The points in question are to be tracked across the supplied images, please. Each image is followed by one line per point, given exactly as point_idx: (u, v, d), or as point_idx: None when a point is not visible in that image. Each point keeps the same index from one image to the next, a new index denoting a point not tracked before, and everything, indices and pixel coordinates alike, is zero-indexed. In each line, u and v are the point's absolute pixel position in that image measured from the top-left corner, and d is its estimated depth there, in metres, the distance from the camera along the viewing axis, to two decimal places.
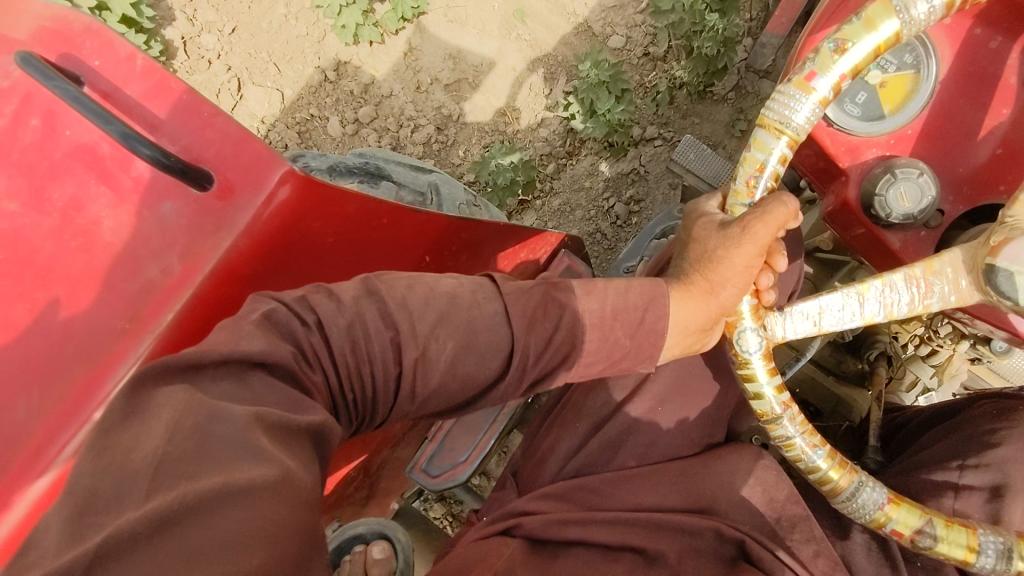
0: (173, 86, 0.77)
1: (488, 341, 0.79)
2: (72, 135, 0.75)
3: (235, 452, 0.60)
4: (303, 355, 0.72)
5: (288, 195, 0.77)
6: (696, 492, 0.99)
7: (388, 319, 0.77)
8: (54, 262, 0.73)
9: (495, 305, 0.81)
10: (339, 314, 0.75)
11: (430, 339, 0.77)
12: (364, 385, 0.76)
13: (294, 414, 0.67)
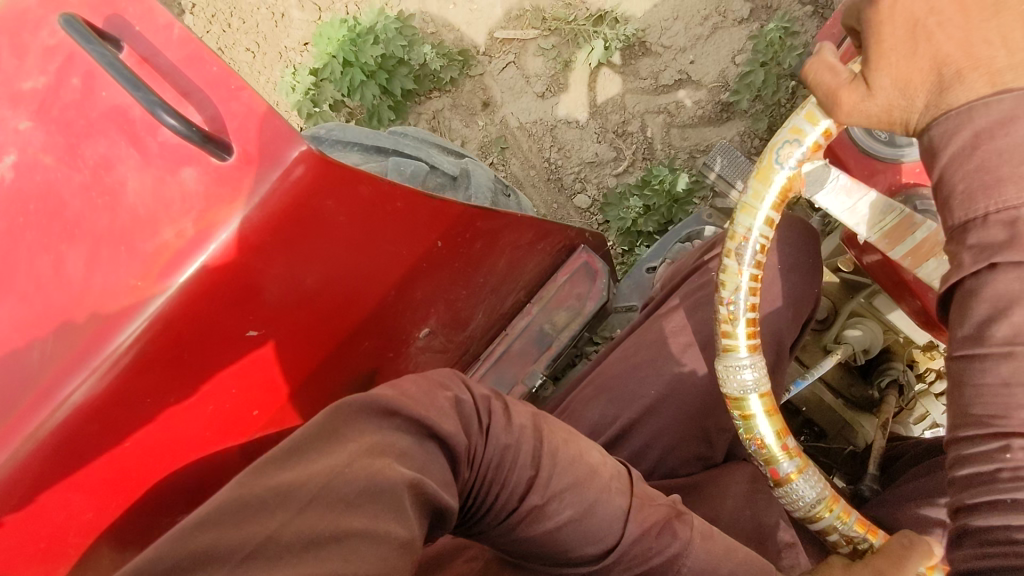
0: (207, 57, 0.78)
1: (599, 523, 0.75)
2: (109, 97, 0.78)
3: (389, 498, 0.62)
4: (469, 449, 0.73)
5: (303, 173, 0.80)
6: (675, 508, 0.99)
7: (536, 459, 0.75)
8: (81, 217, 0.78)
9: (621, 500, 0.77)
10: (505, 432, 0.76)
11: (554, 495, 0.74)
12: (487, 497, 0.74)
13: (443, 490, 0.68)
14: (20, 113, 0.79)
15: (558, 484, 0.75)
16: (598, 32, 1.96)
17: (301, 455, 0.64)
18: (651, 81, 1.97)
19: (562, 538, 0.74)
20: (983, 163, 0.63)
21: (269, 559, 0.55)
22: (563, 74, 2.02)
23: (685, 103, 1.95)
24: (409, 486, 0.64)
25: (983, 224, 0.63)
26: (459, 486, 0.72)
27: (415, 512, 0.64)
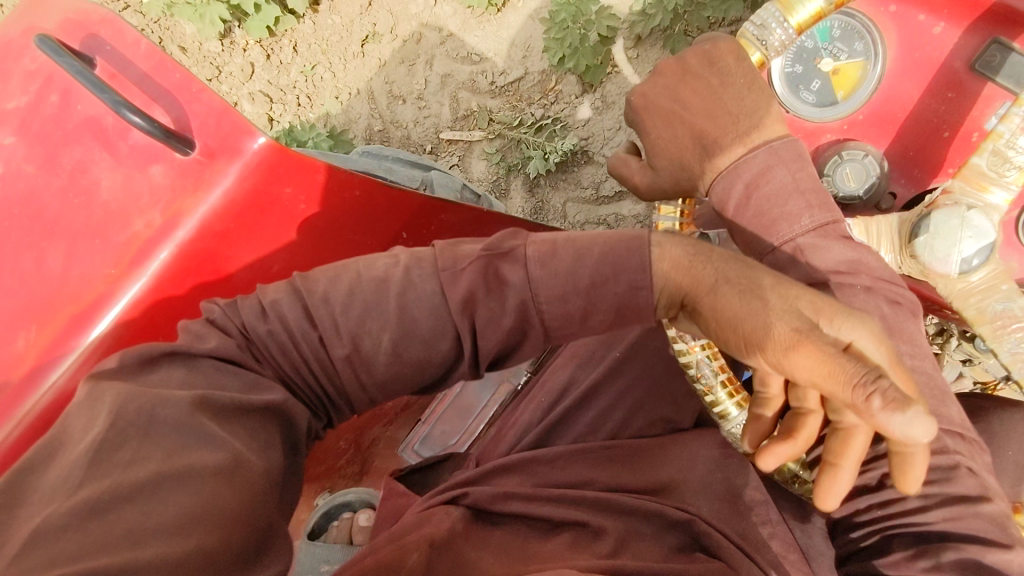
0: (172, 67, 0.86)
1: (428, 327, 0.69)
2: (84, 109, 0.85)
3: (170, 430, 0.60)
4: (250, 348, 0.70)
5: (259, 160, 0.87)
6: (653, 474, 0.87)
7: (310, 317, 0.69)
8: (59, 217, 0.84)
9: (431, 285, 0.70)
10: (261, 320, 0.70)
11: (359, 331, 0.69)
12: (315, 381, 0.71)
13: (246, 394, 0.66)
14: (4, 130, 0.84)
15: (354, 326, 0.69)
16: (538, 144, 1.67)
17: (83, 416, 0.60)
18: (592, 190, 1.66)
19: (409, 361, 0.70)
20: (758, 210, 0.75)
21: (44, 545, 0.51)
22: (505, 180, 1.71)
23: (626, 215, 1.63)
24: (194, 411, 0.61)
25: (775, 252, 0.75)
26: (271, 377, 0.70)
27: (230, 428, 0.63)
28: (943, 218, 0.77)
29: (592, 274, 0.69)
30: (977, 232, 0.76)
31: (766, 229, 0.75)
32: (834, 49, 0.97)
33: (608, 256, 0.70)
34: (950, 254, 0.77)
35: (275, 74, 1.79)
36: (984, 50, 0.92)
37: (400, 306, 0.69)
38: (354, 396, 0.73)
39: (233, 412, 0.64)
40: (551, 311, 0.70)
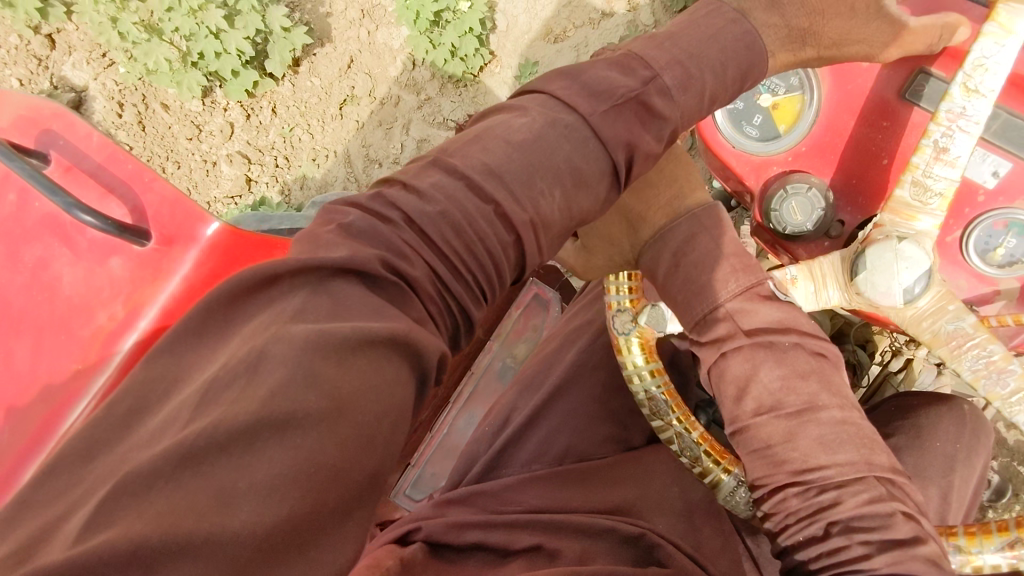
0: (124, 158, 0.88)
1: (591, 170, 0.71)
2: (42, 206, 0.87)
3: (283, 389, 0.49)
4: (396, 242, 0.62)
5: (216, 244, 0.89)
6: (605, 496, 0.91)
7: (479, 190, 0.66)
8: (25, 312, 0.86)
9: (582, 131, 0.71)
10: (426, 203, 0.65)
11: (539, 200, 0.69)
12: (484, 260, 0.66)
13: (368, 322, 0.55)
14: None
15: (526, 199, 0.68)
16: None
17: None
18: None
19: (578, 212, 0.72)
20: (688, 257, 0.85)
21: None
22: None
23: None
24: (309, 351, 0.51)
25: (707, 325, 0.82)
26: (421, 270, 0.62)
27: (342, 370, 0.51)
28: (879, 252, 0.80)
29: (713, 86, 0.80)
30: (911, 262, 0.79)
31: (698, 296, 0.83)
32: (771, 85, 1.01)
33: (730, 52, 0.83)
34: (891, 287, 0.80)
35: (255, 135, 1.88)
36: (912, 80, 0.95)
37: (565, 159, 0.70)
38: (512, 265, 0.70)
39: (359, 344, 0.53)
40: (685, 129, 0.80)
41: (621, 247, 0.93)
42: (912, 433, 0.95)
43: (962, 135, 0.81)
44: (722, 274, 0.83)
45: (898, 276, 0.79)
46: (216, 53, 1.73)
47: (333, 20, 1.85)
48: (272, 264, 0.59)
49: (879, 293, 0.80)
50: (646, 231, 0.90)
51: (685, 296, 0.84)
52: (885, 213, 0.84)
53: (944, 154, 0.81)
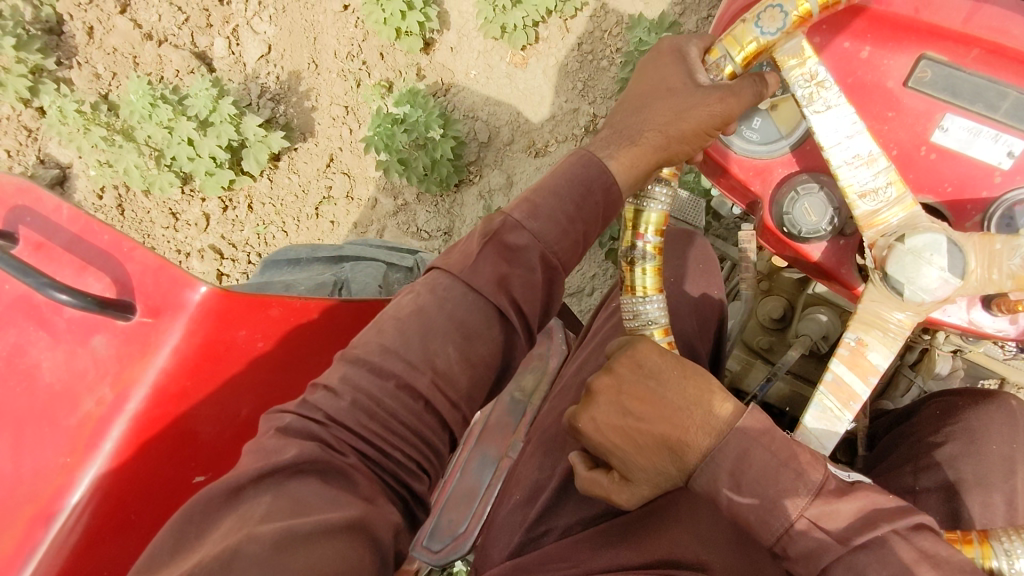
0: (97, 229, 0.81)
1: (480, 318, 0.73)
2: (12, 288, 0.80)
3: (254, 573, 0.53)
4: (331, 440, 0.64)
5: (202, 310, 0.83)
6: (653, 544, 0.83)
7: (382, 371, 0.68)
8: (2, 408, 0.78)
9: (461, 288, 0.73)
10: (338, 399, 0.66)
11: (435, 356, 0.70)
12: (406, 435, 0.68)
13: (326, 512, 0.58)
14: None
15: (421, 355, 0.70)
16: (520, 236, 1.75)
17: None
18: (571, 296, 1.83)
19: (478, 361, 0.72)
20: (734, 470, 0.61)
21: None
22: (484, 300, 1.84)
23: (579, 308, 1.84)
24: (276, 550, 0.54)
25: (790, 537, 0.59)
26: (354, 462, 0.64)
27: (306, 560, 0.54)
28: (899, 269, 0.70)
29: (567, 208, 0.77)
30: (932, 248, 0.70)
31: (771, 516, 0.60)
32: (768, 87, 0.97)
33: (571, 179, 0.78)
34: (939, 286, 0.70)
35: (230, 228, 2.05)
36: (914, 67, 0.85)
37: (449, 315, 0.72)
38: (441, 432, 0.71)
39: (319, 534, 0.56)
40: (560, 250, 0.77)
41: (669, 473, 0.65)
42: (964, 438, 0.86)
43: (850, 137, 0.74)
44: (793, 483, 0.60)
45: (934, 263, 0.70)
46: (190, 157, 1.92)
47: (316, 119, 2.00)
48: (245, 472, 0.60)
49: (937, 290, 0.70)
50: (693, 456, 0.63)
51: (760, 518, 0.60)
52: (866, 234, 0.75)
53: (861, 158, 0.74)
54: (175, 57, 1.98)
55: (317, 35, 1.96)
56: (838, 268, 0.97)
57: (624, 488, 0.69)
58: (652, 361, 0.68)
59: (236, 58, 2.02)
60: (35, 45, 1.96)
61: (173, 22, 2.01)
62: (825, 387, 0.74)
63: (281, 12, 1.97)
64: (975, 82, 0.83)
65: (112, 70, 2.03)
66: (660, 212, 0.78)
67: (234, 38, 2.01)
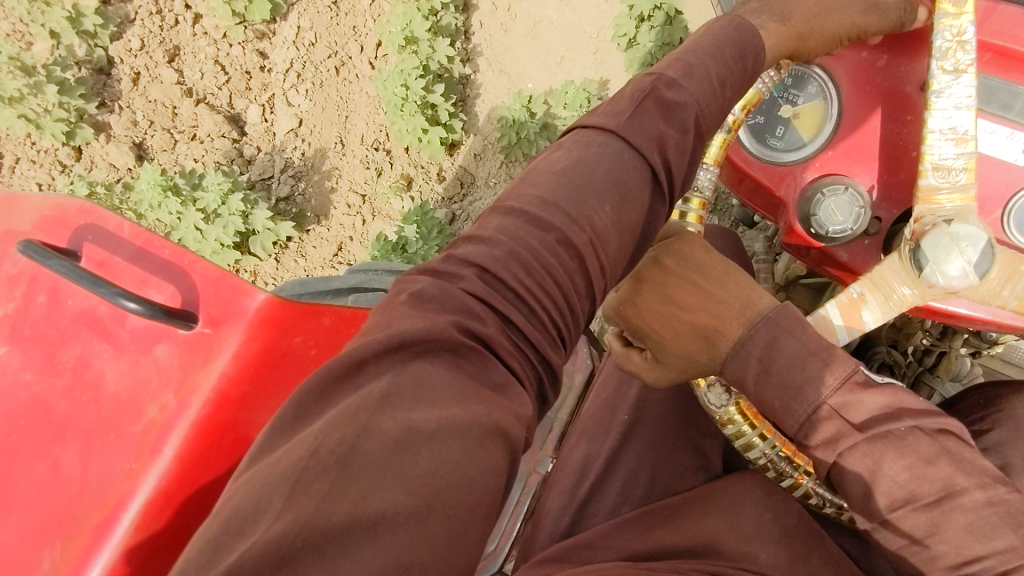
0: (159, 244, 0.86)
1: (634, 178, 0.69)
2: (74, 303, 0.84)
3: (376, 476, 0.47)
4: (471, 312, 0.58)
5: (258, 321, 0.85)
6: (697, 532, 0.88)
7: (540, 225, 0.64)
8: (68, 417, 0.82)
9: (616, 141, 0.70)
10: (492, 252, 0.62)
11: (591, 212, 0.66)
12: (555, 296, 0.62)
13: (453, 408, 0.51)
14: None
15: (577, 206, 0.65)
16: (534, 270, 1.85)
17: None
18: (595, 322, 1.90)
19: (629, 226, 0.68)
20: (764, 357, 0.71)
21: None
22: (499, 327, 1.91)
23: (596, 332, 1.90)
24: (397, 451, 0.48)
25: (814, 426, 0.69)
26: (493, 334, 0.58)
27: (429, 463, 0.49)
28: (934, 245, 0.77)
29: (719, 71, 0.77)
30: (972, 240, 0.76)
31: (796, 402, 0.69)
32: (789, 96, 1.03)
33: (727, 41, 0.80)
34: (963, 275, 0.76)
35: None
36: None
37: (606, 172, 0.68)
38: (584, 298, 0.65)
39: (447, 436, 0.50)
40: (708, 114, 0.75)
41: (700, 361, 0.76)
42: (1011, 425, 0.89)
43: (956, 109, 0.83)
44: (817, 371, 0.69)
45: (965, 255, 0.76)
46: (195, 242, 1.93)
47: (332, 202, 2.07)
48: (369, 348, 0.54)
49: (954, 279, 0.76)
50: (725, 344, 0.73)
51: (784, 403, 0.70)
52: (920, 204, 0.82)
53: (956, 133, 0.82)
54: (210, 119, 2.05)
55: (349, 114, 2.09)
56: (863, 265, 1.01)
57: (655, 367, 0.80)
58: (698, 258, 0.77)
59: (268, 127, 2.10)
60: (77, 92, 2.04)
61: (213, 81, 2.10)
62: (816, 320, 0.81)
63: (317, 88, 2.10)
64: (990, 83, 0.90)
65: (149, 118, 2.09)
66: (759, 88, 0.86)
67: (268, 108, 2.10)
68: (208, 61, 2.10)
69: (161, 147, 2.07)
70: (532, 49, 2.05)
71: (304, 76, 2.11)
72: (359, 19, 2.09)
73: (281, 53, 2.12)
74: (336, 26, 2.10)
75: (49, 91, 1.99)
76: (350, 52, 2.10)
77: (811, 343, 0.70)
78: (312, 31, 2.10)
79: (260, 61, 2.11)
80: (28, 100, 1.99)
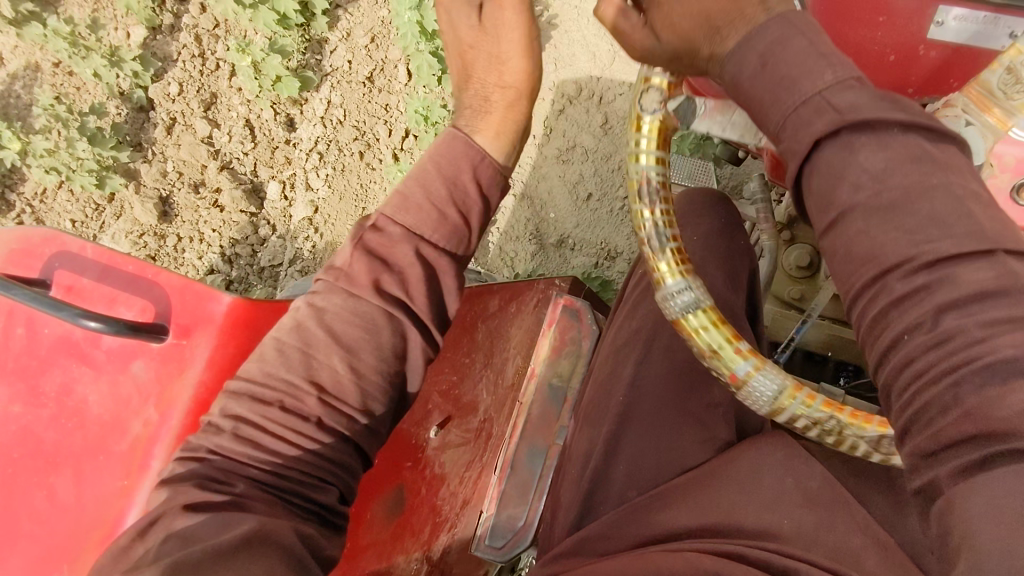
0: (121, 262, 0.86)
1: (362, 325, 0.80)
2: (51, 331, 0.85)
3: None
4: (217, 474, 0.73)
5: (225, 321, 0.84)
6: (713, 504, 0.85)
7: (263, 400, 0.76)
8: (58, 446, 0.83)
9: (338, 296, 0.81)
10: (223, 434, 0.75)
11: (316, 366, 0.78)
12: (298, 447, 0.76)
13: (217, 536, 0.65)
14: None
15: (304, 370, 0.78)
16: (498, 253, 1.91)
17: None
18: None
19: (369, 370, 0.80)
20: (768, 53, 0.60)
21: None
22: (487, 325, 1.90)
23: None
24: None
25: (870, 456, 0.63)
26: (242, 491, 0.72)
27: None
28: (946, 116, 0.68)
29: (441, 195, 0.87)
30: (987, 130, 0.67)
31: (786, 92, 0.59)
32: None
33: (441, 159, 0.90)
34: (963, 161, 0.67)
35: None
36: None
37: (326, 326, 0.80)
38: (338, 445, 0.79)
39: (214, 560, 0.62)
40: (437, 241, 0.86)
41: (695, 45, 0.65)
42: None
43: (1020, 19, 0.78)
44: (819, 66, 0.59)
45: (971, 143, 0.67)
46: None
47: None
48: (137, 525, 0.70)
49: None
50: (727, 40, 0.62)
51: (774, 94, 0.59)
52: None
53: None
54: (229, 192, 2.01)
55: (366, 206, 2.04)
56: None
57: (644, 25, 0.68)
58: None
59: (286, 207, 2.06)
60: (110, 142, 1.99)
61: (240, 145, 2.05)
62: None
63: (338, 174, 2.05)
64: None
65: (179, 170, 2.04)
66: None
67: (286, 185, 2.06)
68: (239, 123, 2.04)
69: (187, 205, 2.03)
70: (563, 173, 1.85)
71: (327, 158, 2.06)
72: (393, 98, 2.03)
73: (307, 128, 2.07)
74: (369, 103, 2.04)
75: (80, 146, 1.95)
76: (377, 135, 2.04)
77: (821, 47, 0.60)
78: (342, 108, 2.05)
79: (286, 133, 2.06)
80: (61, 153, 1.95)
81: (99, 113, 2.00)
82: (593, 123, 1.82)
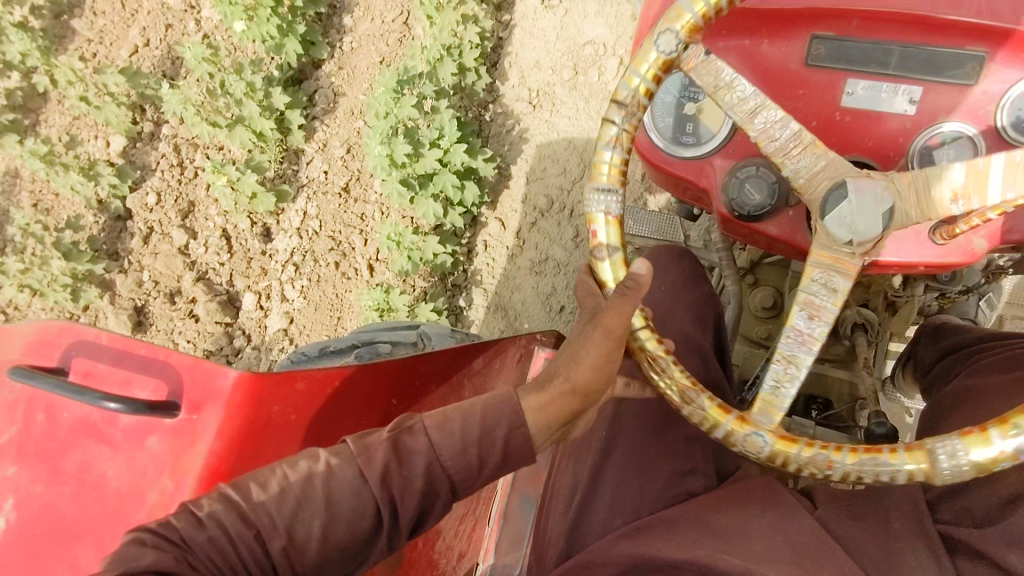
0: (132, 344, 0.93)
1: (350, 506, 0.74)
2: (70, 414, 0.92)
3: None
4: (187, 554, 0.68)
5: (234, 396, 0.90)
6: (693, 549, 0.89)
7: (244, 518, 0.72)
8: (80, 519, 0.90)
9: (350, 468, 0.76)
10: (196, 526, 0.70)
11: (292, 523, 0.73)
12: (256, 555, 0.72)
13: None
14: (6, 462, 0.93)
15: (290, 518, 0.73)
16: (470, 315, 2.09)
17: None
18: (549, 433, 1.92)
19: (336, 543, 0.74)
20: None
21: None
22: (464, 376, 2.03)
23: None
24: None
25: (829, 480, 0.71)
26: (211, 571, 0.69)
27: None
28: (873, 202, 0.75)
29: (479, 431, 0.77)
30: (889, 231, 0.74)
31: None
32: (690, 95, 1.08)
33: (493, 409, 0.78)
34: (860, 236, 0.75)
35: None
36: (808, 47, 1.02)
37: (325, 488, 0.75)
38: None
39: None
40: (451, 467, 0.77)
41: None
42: None
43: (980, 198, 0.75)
44: None
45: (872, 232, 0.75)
46: None
47: None
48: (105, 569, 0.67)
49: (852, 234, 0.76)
50: None
51: None
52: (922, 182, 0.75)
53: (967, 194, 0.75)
54: (206, 302, 2.21)
55: (342, 314, 2.17)
56: (794, 237, 1.06)
57: None
58: None
59: (261, 317, 2.24)
60: (84, 259, 2.24)
61: (216, 256, 2.28)
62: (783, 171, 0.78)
63: (314, 284, 2.21)
64: (864, 45, 0.99)
65: (155, 281, 2.29)
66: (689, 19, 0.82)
67: (262, 296, 2.25)
68: (215, 234, 2.29)
69: (160, 315, 2.25)
70: (536, 285, 2.10)
71: (303, 270, 2.23)
72: (368, 208, 2.21)
73: (284, 240, 2.27)
74: (345, 213, 2.23)
75: (53, 264, 2.19)
76: (353, 245, 2.20)
77: None
78: (319, 219, 2.26)
79: (262, 246, 2.28)
80: (35, 272, 2.19)
81: (76, 228, 2.30)
82: (564, 237, 2.08)
